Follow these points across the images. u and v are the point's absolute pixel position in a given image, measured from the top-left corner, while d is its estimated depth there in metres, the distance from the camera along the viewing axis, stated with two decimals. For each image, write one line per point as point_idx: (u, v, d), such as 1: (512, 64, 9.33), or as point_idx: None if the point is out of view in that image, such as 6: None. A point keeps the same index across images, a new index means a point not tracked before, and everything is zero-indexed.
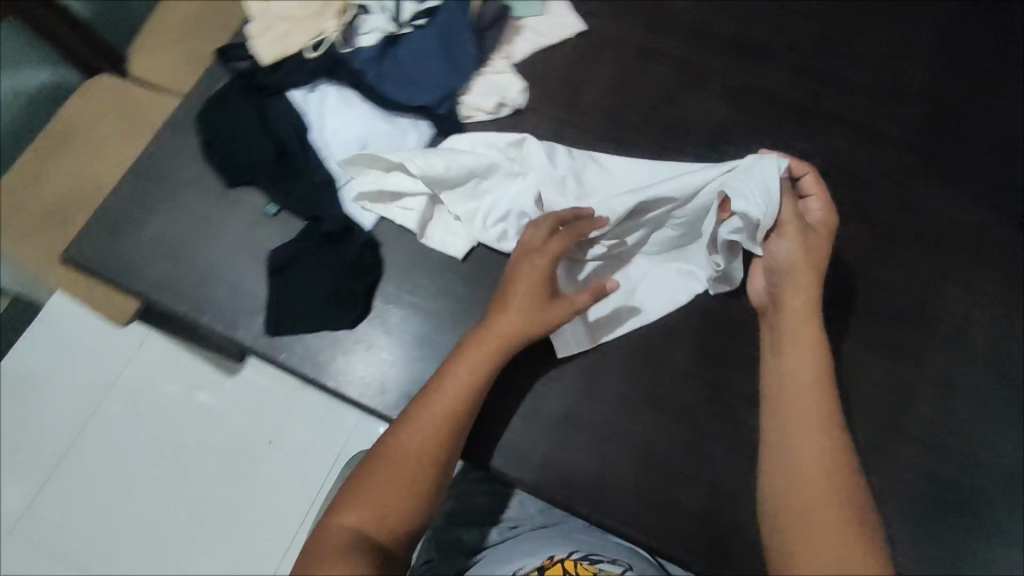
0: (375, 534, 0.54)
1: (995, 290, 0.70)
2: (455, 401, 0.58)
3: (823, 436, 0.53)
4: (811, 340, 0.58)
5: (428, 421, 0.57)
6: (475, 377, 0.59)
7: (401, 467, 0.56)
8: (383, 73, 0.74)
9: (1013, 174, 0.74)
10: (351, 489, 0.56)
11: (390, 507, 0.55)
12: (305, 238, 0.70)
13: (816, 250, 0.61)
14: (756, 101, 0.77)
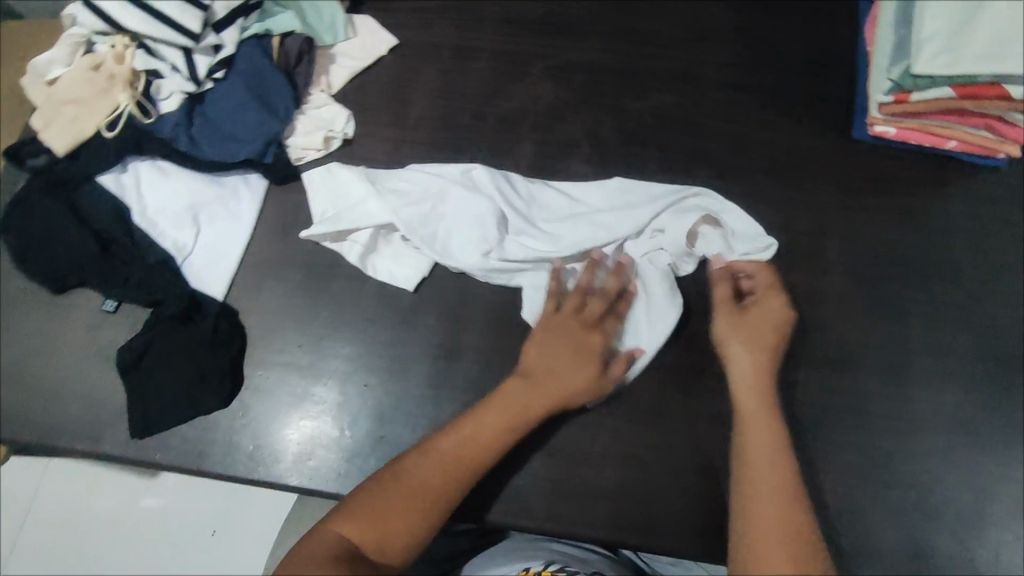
0: (367, 549, 0.52)
1: (835, 198, 0.73)
2: (478, 449, 0.57)
3: (778, 497, 0.53)
4: (767, 405, 0.58)
5: (451, 460, 0.56)
6: (513, 428, 0.58)
7: (411, 496, 0.54)
8: (196, 136, 0.70)
9: (826, 87, 0.78)
10: (351, 503, 0.54)
11: (389, 527, 0.53)
12: (152, 326, 0.65)
13: (763, 326, 0.62)
14: (579, 75, 0.78)
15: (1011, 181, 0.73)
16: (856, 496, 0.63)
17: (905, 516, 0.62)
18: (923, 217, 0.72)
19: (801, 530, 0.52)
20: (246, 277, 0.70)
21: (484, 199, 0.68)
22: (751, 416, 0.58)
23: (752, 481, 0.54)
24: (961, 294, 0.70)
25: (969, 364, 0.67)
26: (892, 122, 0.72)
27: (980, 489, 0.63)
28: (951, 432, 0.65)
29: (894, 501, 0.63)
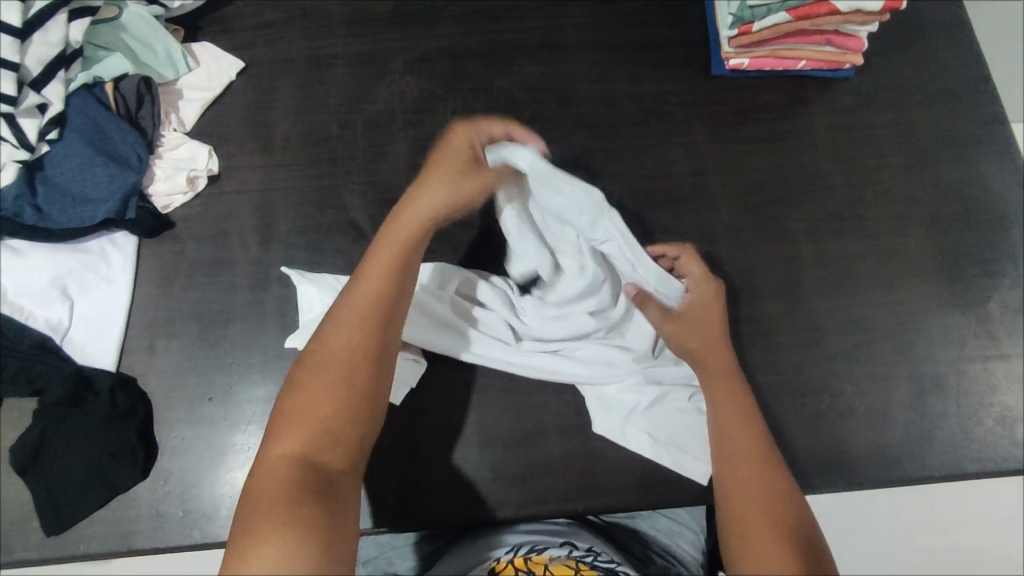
0: (316, 453, 0.48)
1: (708, 136, 0.76)
2: (381, 298, 0.54)
3: (756, 487, 0.54)
4: (729, 395, 0.60)
5: (353, 319, 0.53)
6: (402, 265, 0.56)
7: (330, 373, 0.51)
8: (43, 205, 0.64)
9: (680, 30, 0.80)
10: (279, 423, 0.50)
11: (328, 417, 0.50)
12: (41, 418, 0.61)
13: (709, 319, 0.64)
14: (441, 63, 0.76)
15: (861, 88, 0.78)
16: (778, 412, 0.67)
17: (823, 419, 0.66)
18: (790, 138, 0.76)
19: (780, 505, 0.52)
20: (137, 342, 0.66)
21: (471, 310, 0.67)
22: (717, 411, 0.59)
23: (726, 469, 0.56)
24: (836, 203, 0.74)
25: (854, 266, 0.72)
26: (744, 53, 0.74)
27: (883, 378, 0.68)
28: (850, 331, 0.69)
29: (811, 407, 0.67)
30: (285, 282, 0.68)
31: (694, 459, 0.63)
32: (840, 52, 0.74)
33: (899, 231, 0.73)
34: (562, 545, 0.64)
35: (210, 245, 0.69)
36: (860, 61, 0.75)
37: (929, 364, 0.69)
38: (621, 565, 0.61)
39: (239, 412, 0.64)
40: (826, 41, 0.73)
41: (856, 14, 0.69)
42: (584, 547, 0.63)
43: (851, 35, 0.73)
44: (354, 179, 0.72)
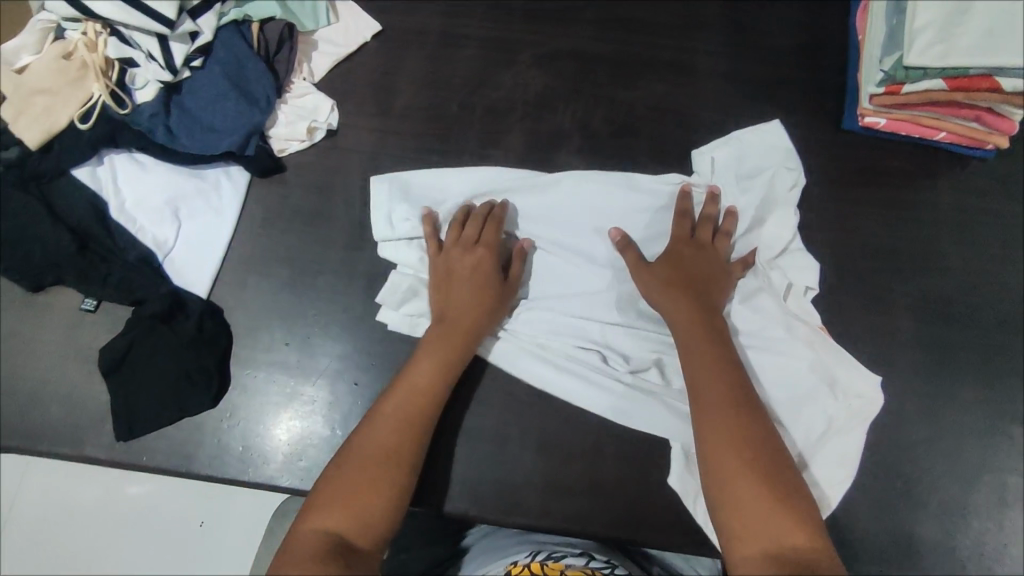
0: (349, 537, 0.50)
1: (827, 190, 0.73)
2: (428, 390, 0.59)
3: (742, 478, 0.51)
4: (705, 342, 0.59)
5: (398, 418, 0.57)
6: (443, 376, 0.60)
7: (372, 465, 0.54)
8: (174, 127, 0.67)
9: (818, 77, 0.77)
10: (321, 497, 0.52)
11: (370, 511, 0.52)
12: (132, 326, 0.63)
13: (686, 265, 0.64)
14: (570, 63, 0.76)
15: (1000, 171, 0.74)
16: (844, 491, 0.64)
17: (892, 504, 0.64)
18: (913, 209, 0.73)
19: (766, 457, 0.52)
20: (231, 274, 0.68)
21: (578, 344, 0.66)
22: (694, 361, 0.58)
23: (704, 420, 0.55)
24: (950, 286, 0.70)
25: (956, 356, 0.68)
26: (883, 113, 0.71)
27: (962, 475, 0.65)
28: (937, 423, 0.66)
29: (882, 489, 0.64)
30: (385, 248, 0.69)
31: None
32: (985, 130, 0.70)
33: (1008, 329, 0.69)
34: (579, 555, 0.65)
35: (315, 196, 0.70)
36: (1005, 144, 0.71)
37: (1014, 474, 0.65)
38: None
39: (313, 363, 0.65)
40: (974, 116, 0.69)
41: (1017, 95, 0.65)
42: (606, 562, 0.63)
43: (1004, 115, 0.69)
44: (463, 161, 0.72)
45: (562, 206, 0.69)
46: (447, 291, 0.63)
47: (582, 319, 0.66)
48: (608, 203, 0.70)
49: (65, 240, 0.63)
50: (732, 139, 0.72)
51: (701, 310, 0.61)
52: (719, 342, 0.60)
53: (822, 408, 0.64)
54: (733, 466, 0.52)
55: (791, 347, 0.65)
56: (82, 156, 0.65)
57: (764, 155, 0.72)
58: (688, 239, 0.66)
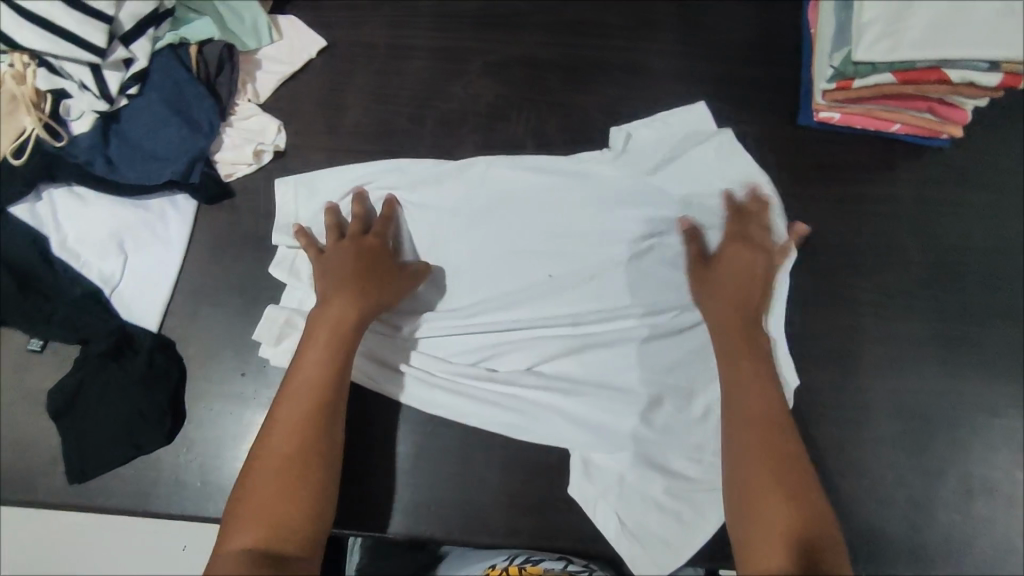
0: (276, 547, 0.50)
1: (784, 188, 0.73)
2: (320, 380, 0.57)
3: (775, 498, 0.54)
4: (745, 356, 0.61)
5: (291, 413, 0.55)
6: (331, 361, 0.58)
7: (279, 477, 0.53)
8: (114, 158, 0.65)
9: (771, 72, 0.76)
10: (238, 515, 0.52)
11: (289, 517, 0.52)
12: (80, 365, 0.62)
13: (745, 266, 0.64)
14: (521, 70, 0.75)
15: (957, 160, 0.73)
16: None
17: (856, 500, 0.64)
18: (871, 203, 0.72)
19: (798, 483, 0.55)
20: (182, 305, 0.66)
21: (506, 342, 0.67)
22: (733, 374, 0.60)
23: (738, 440, 0.57)
24: (911, 278, 0.70)
25: (919, 349, 0.68)
26: (837, 107, 0.70)
27: (928, 468, 0.65)
28: (901, 417, 0.66)
29: (845, 486, 0.65)
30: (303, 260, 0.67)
31: (651, 558, 0.61)
32: (938, 121, 0.70)
33: (969, 320, 0.69)
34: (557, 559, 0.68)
35: (265, 220, 0.69)
36: (960, 134, 0.71)
37: (978, 465, 0.65)
38: None
39: (269, 393, 0.64)
40: (926, 108, 0.69)
41: (967, 86, 0.65)
42: (584, 565, 0.67)
43: (956, 106, 0.68)
44: None
45: (480, 196, 0.70)
46: (326, 278, 0.61)
47: (507, 316, 0.67)
48: (539, 186, 0.70)
49: (4, 281, 0.61)
50: (655, 122, 0.72)
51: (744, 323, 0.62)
52: (756, 352, 0.61)
53: None
54: (768, 486, 0.54)
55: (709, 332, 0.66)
56: (19, 194, 0.63)
57: (691, 135, 0.72)
58: (750, 233, 0.67)
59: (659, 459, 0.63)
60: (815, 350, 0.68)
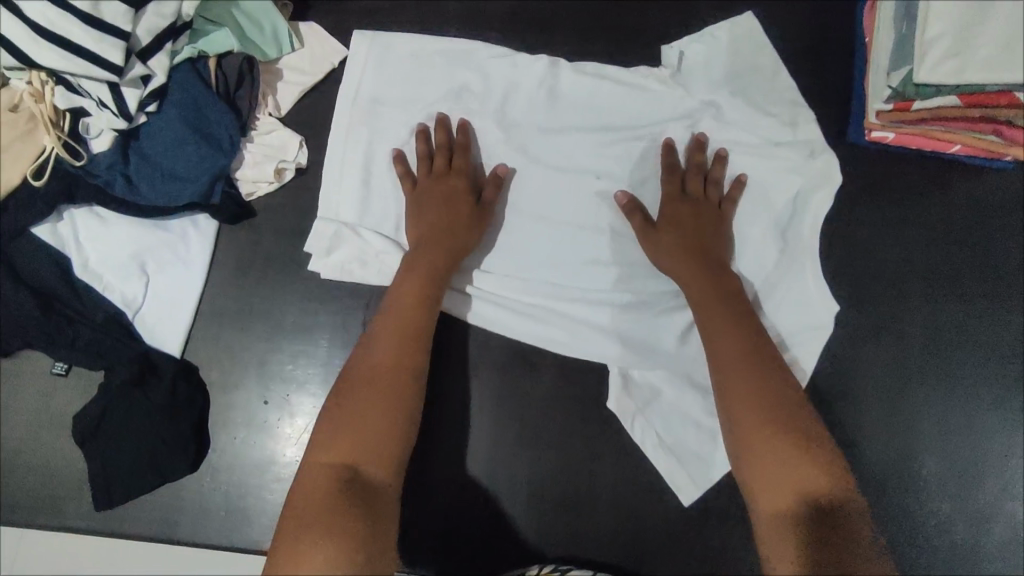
0: (359, 462, 0.51)
1: (831, 216, 0.70)
2: (413, 292, 0.59)
3: (778, 447, 0.52)
4: (718, 305, 0.60)
5: (386, 334, 0.57)
6: (422, 283, 0.60)
7: (367, 391, 0.54)
8: (133, 176, 0.64)
9: (821, 84, 0.71)
10: (323, 429, 0.53)
11: (371, 428, 0.52)
12: (104, 392, 0.61)
13: (690, 223, 0.64)
14: (554, 79, 0.71)
15: (1018, 185, 0.69)
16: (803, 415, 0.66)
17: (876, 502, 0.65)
18: (922, 232, 0.69)
19: (797, 429, 0.53)
20: (205, 327, 0.65)
21: (563, 248, 0.67)
22: (707, 327, 0.59)
23: (728, 390, 0.56)
24: (961, 292, 0.68)
25: (963, 356, 0.67)
26: (891, 128, 0.66)
27: (957, 468, 0.66)
28: (936, 456, 0.66)
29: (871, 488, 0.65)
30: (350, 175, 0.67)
31: (689, 477, 0.63)
32: (1004, 143, 0.64)
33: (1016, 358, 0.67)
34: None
35: (287, 242, 0.67)
36: None
37: (1011, 501, 0.66)
38: None
39: (292, 423, 0.63)
40: (991, 129, 0.63)
41: None
42: None
43: None
44: None
45: (539, 100, 0.70)
46: (422, 201, 0.63)
47: (556, 240, 0.67)
48: (587, 101, 0.71)
49: (28, 306, 0.61)
50: (708, 35, 0.71)
51: (716, 279, 0.61)
52: (727, 293, 0.60)
53: (791, 295, 0.67)
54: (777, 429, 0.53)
55: (765, 244, 0.68)
56: (39, 215, 0.62)
57: (742, 57, 0.71)
58: (682, 195, 0.66)
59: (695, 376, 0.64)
60: (854, 359, 0.67)
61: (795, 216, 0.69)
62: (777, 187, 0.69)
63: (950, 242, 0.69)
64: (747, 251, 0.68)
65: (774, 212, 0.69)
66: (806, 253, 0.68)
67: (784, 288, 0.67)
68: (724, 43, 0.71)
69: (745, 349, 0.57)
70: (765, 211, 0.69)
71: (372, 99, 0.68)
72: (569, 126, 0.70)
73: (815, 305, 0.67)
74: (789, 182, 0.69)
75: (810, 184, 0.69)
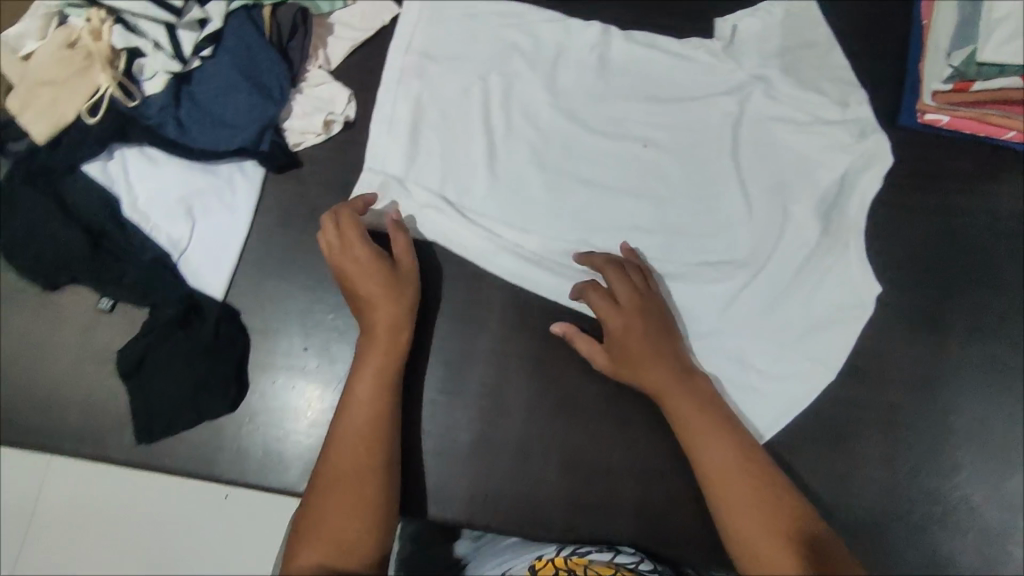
0: (339, 565, 0.50)
1: (879, 197, 0.69)
2: (374, 381, 0.58)
3: (777, 558, 0.50)
4: (693, 405, 0.57)
5: (345, 429, 0.56)
6: (379, 371, 0.58)
7: (336, 493, 0.53)
8: (184, 120, 0.64)
9: (873, 64, 0.71)
10: (299, 536, 0.52)
11: (345, 528, 0.52)
12: (149, 330, 0.62)
13: (652, 310, 0.60)
14: (604, 47, 0.71)
15: None
16: (818, 398, 0.65)
17: (869, 489, 0.63)
18: (972, 218, 0.68)
19: (793, 533, 0.51)
20: (248, 273, 0.66)
21: (601, 214, 0.67)
22: (686, 431, 0.57)
23: (722, 505, 0.54)
24: (978, 291, 0.67)
25: (976, 359, 0.66)
26: (948, 110, 0.66)
27: (957, 467, 0.64)
28: (976, 445, 0.64)
29: (867, 474, 0.63)
30: (397, 131, 0.68)
31: None
32: None
33: None
34: (605, 548, 0.58)
35: (333, 194, 0.68)
36: None
37: None
38: None
39: (331, 371, 0.64)
40: None
41: None
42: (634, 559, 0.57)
43: None
44: (491, 153, 0.68)
45: (589, 66, 0.71)
46: (354, 274, 0.60)
47: (597, 206, 0.68)
48: (635, 70, 0.71)
49: (78, 241, 0.62)
50: (762, 9, 0.71)
51: (687, 372, 0.59)
52: (690, 383, 0.58)
53: (833, 273, 0.66)
54: (755, 530, 0.52)
55: (812, 222, 0.67)
56: (92, 152, 0.63)
57: (795, 34, 0.71)
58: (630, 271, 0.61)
59: (724, 344, 0.65)
60: (893, 339, 0.66)
61: (840, 198, 0.68)
62: (825, 166, 0.68)
63: (1000, 229, 0.67)
64: (793, 228, 0.67)
65: (823, 190, 0.68)
66: (852, 233, 0.67)
67: (828, 265, 0.67)
68: (778, 18, 0.71)
69: (719, 455, 0.55)
70: (813, 189, 0.68)
71: (422, 56, 0.70)
72: (617, 95, 0.70)
73: (856, 286, 0.66)
74: (839, 161, 0.68)
75: (859, 165, 0.68)
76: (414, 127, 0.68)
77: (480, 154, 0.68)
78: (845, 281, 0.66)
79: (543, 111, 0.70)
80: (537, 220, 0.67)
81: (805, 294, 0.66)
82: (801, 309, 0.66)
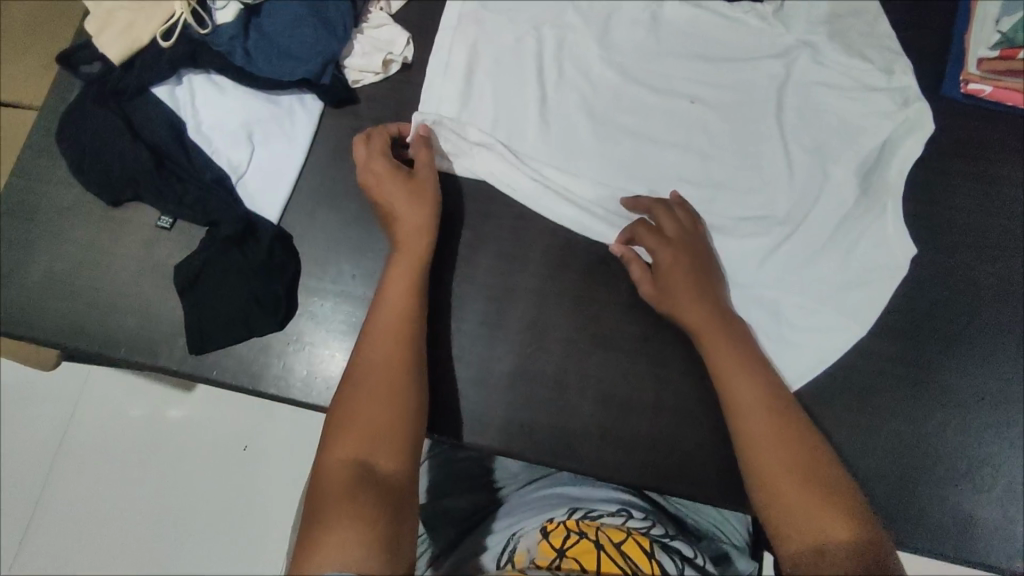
0: (371, 459, 0.51)
1: (918, 163, 0.70)
2: (407, 297, 0.59)
3: (789, 475, 0.53)
4: (724, 333, 0.60)
5: (382, 337, 0.57)
6: (415, 287, 0.60)
7: (372, 393, 0.54)
8: (252, 50, 0.67)
9: (918, 37, 0.73)
10: (332, 430, 0.52)
11: (379, 426, 0.52)
12: (207, 246, 0.65)
13: (689, 243, 0.63)
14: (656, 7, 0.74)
15: None
16: (840, 359, 0.66)
17: (879, 454, 0.64)
18: (1006, 187, 0.69)
19: (807, 456, 0.54)
20: (302, 201, 0.68)
21: (646, 164, 0.69)
22: (719, 354, 0.59)
23: (745, 420, 0.56)
24: (1001, 272, 0.68)
25: (995, 337, 0.67)
26: (989, 80, 0.69)
27: (976, 434, 0.65)
28: (1004, 406, 0.66)
29: (877, 439, 0.64)
30: (453, 74, 0.70)
31: None
32: None
33: None
34: (616, 513, 0.69)
35: None
36: None
37: None
38: (672, 541, 0.65)
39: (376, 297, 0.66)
40: None
41: None
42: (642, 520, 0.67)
43: None
44: (542, 100, 0.70)
45: (640, 25, 0.73)
46: (391, 195, 0.63)
47: (642, 156, 0.70)
48: (684, 30, 0.73)
49: (144, 157, 0.64)
50: None
51: (717, 301, 0.61)
52: (725, 316, 0.61)
53: (871, 233, 0.68)
54: (775, 447, 0.54)
55: (851, 183, 0.69)
56: (164, 74, 0.66)
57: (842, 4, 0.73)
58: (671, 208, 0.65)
59: (760, 294, 0.66)
60: (927, 301, 0.67)
61: (878, 165, 0.70)
62: (868, 130, 0.70)
63: None
64: (833, 188, 0.69)
65: (863, 153, 0.69)
66: (890, 195, 0.68)
67: (866, 227, 0.68)
68: None
69: (746, 378, 0.57)
70: (854, 152, 0.69)
71: (481, 5, 0.72)
72: (666, 53, 0.73)
73: (893, 247, 0.67)
74: (882, 126, 0.70)
75: (900, 132, 0.70)
76: (469, 73, 0.71)
77: (532, 100, 0.70)
78: (883, 242, 0.68)
79: (594, 63, 0.72)
80: (583, 166, 0.69)
81: (842, 253, 0.67)
82: (838, 266, 0.67)
